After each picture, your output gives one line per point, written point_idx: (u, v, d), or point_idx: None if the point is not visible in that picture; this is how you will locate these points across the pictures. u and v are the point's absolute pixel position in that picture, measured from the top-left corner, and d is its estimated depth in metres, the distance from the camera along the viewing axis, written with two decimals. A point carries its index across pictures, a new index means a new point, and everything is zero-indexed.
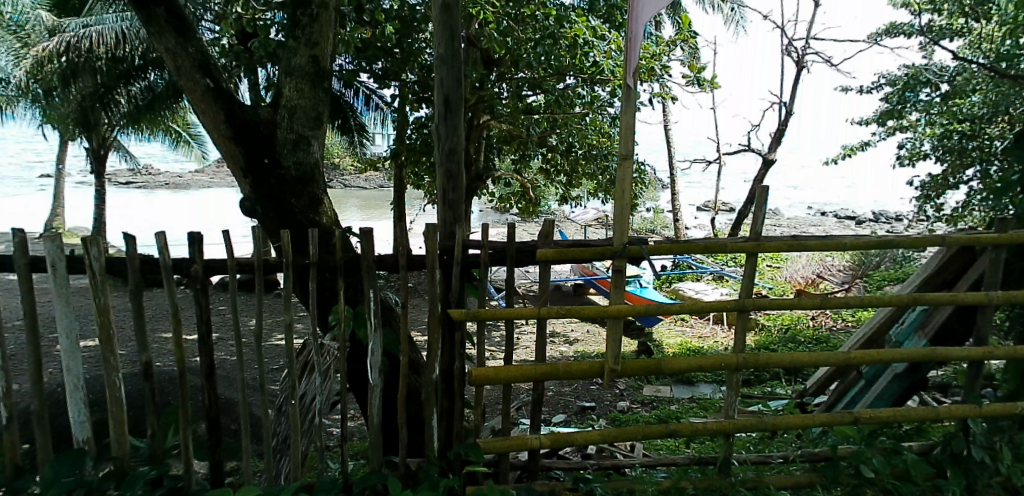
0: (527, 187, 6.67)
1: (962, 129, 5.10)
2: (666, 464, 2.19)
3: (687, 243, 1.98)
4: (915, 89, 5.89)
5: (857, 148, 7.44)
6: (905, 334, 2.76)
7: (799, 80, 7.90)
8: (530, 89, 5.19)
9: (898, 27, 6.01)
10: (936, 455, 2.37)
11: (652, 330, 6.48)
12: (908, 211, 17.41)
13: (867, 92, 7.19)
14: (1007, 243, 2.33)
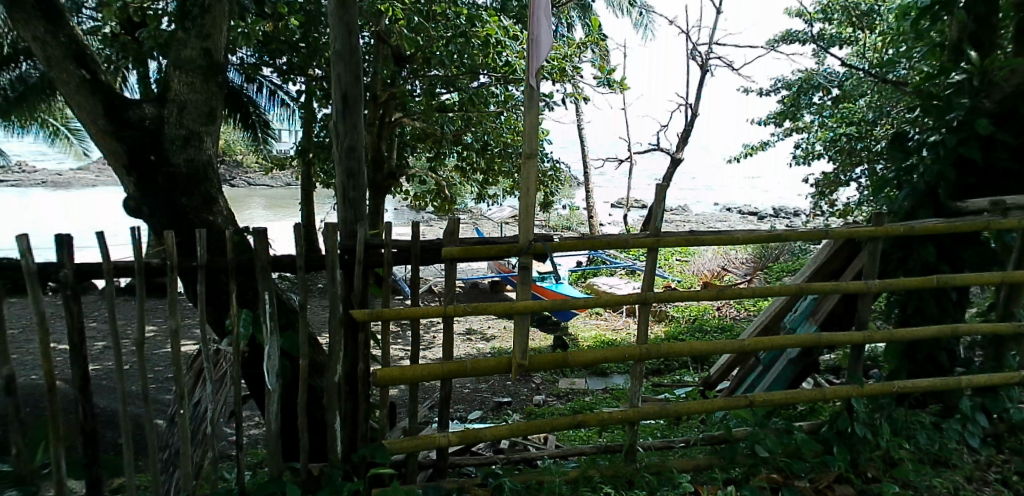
0: (443, 185, 6.63)
1: (849, 131, 5.48)
2: (575, 454, 2.25)
3: (590, 240, 2.07)
4: (808, 93, 6.30)
5: (757, 147, 7.88)
6: (798, 321, 2.95)
7: (704, 83, 8.29)
8: (444, 87, 5.19)
9: (794, 34, 6.39)
10: (823, 433, 2.56)
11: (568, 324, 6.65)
12: (801, 206, 18.70)
13: (766, 95, 7.63)
14: (882, 236, 2.53)
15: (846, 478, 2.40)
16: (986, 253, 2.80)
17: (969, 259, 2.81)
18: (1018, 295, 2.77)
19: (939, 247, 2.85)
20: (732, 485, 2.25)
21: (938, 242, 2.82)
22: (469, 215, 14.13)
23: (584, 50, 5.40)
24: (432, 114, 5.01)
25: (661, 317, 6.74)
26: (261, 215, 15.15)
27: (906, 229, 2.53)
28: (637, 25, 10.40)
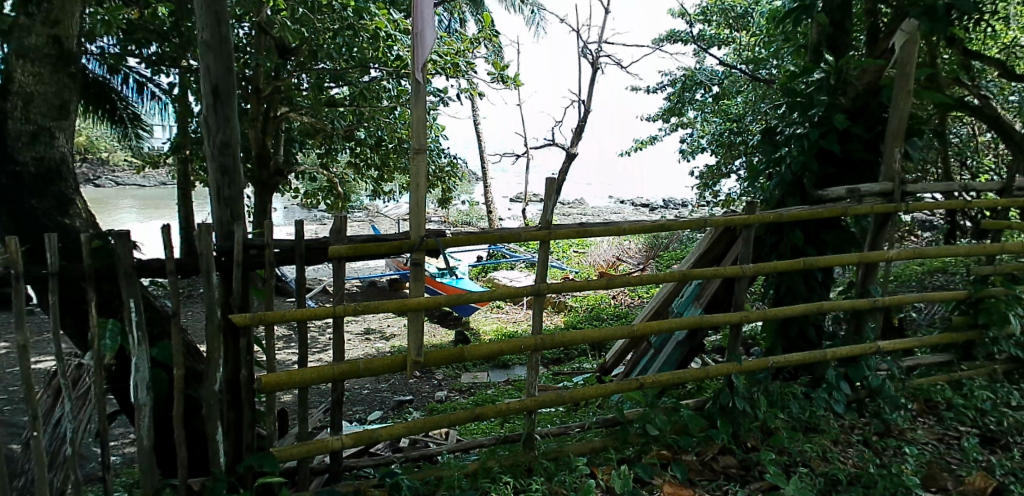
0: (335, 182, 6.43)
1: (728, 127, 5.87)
2: (476, 446, 2.29)
3: (482, 234, 2.09)
4: (691, 90, 6.66)
5: (647, 142, 8.26)
6: (684, 305, 3.13)
7: (594, 80, 8.57)
8: (333, 80, 5.03)
9: (677, 34, 6.74)
10: (707, 408, 2.74)
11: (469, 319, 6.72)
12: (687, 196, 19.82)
13: (653, 92, 8.02)
14: (754, 223, 2.73)
15: (728, 449, 2.60)
16: (846, 236, 3.08)
17: (831, 242, 3.08)
18: (871, 274, 3.06)
19: (806, 231, 3.11)
20: (624, 464, 2.39)
21: (805, 227, 3.08)
22: (366, 212, 13.81)
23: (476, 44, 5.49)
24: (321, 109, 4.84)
25: (560, 307, 6.92)
26: (134, 217, 14.01)
27: (775, 216, 2.74)
28: (529, 22, 10.57)
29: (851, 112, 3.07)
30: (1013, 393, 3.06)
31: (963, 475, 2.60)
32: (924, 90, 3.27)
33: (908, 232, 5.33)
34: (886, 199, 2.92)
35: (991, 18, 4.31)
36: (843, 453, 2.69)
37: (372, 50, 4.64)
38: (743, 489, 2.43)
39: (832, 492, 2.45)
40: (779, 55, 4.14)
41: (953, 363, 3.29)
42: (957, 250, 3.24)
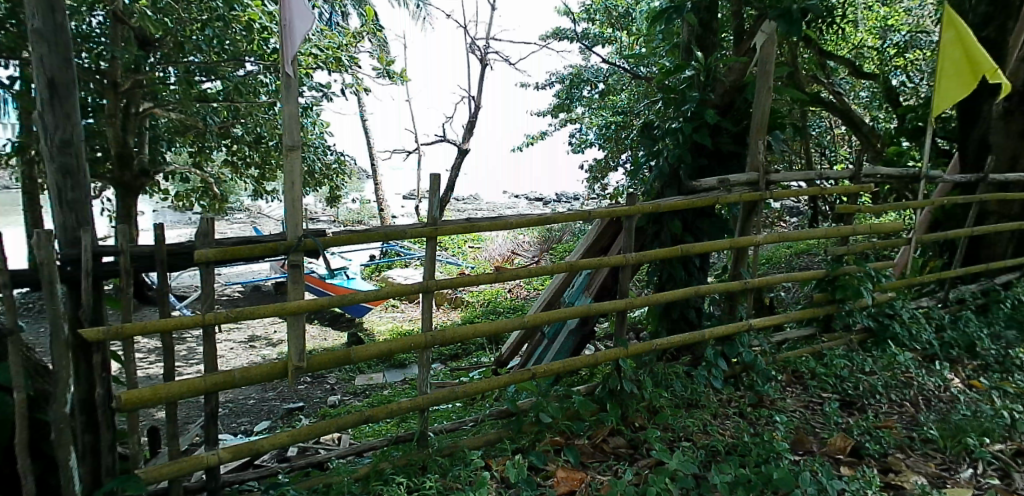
0: (210, 182, 6.09)
1: (611, 122, 6.11)
2: (368, 449, 2.28)
3: (365, 233, 2.07)
4: (579, 87, 6.89)
5: (537, 137, 8.46)
6: (575, 295, 3.23)
7: (484, 76, 8.63)
8: (203, 74, 4.80)
9: (563, 32, 6.93)
10: (598, 393, 2.87)
11: (362, 319, 6.68)
12: (578, 189, 20.41)
13: (542, 89, 8.20)
14: (635, 213, 2.86)
15: (618, 430, 2.75)
16: (719, 224, 3.31)
17: (706, 229, 3.30)
18: (742, 257, 3.29)
19: (684, 221, 3.31)
20: (519, 453, 2.47)
21: (683, 216, 3.28)
22: (248, 213, 13.09)
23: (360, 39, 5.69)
24: (192, 104, 4.56)
25: (457, 303, 6.94)
26: None
27: (654, 207, 2.89)
28: (415, 17, 10.48)
29: (720, 107, 3.27)
30: (865, 360, 3.41)
31: (826, 437, 2.90)
32: (783, 87, 3.55)
33: (776, 218, 5.81)
34: (753, 188, 3.14)
35: (840, 23, 4.75)
36: (722, 425, 2.90)
37: (248, 43, 4.48)
38: (632, 467, 2.57)
39: (712, 462, 2.65)
40: (654, 53, 4.35)
41: (815, 335, 3.60)
42: (815, 233, 3.56)
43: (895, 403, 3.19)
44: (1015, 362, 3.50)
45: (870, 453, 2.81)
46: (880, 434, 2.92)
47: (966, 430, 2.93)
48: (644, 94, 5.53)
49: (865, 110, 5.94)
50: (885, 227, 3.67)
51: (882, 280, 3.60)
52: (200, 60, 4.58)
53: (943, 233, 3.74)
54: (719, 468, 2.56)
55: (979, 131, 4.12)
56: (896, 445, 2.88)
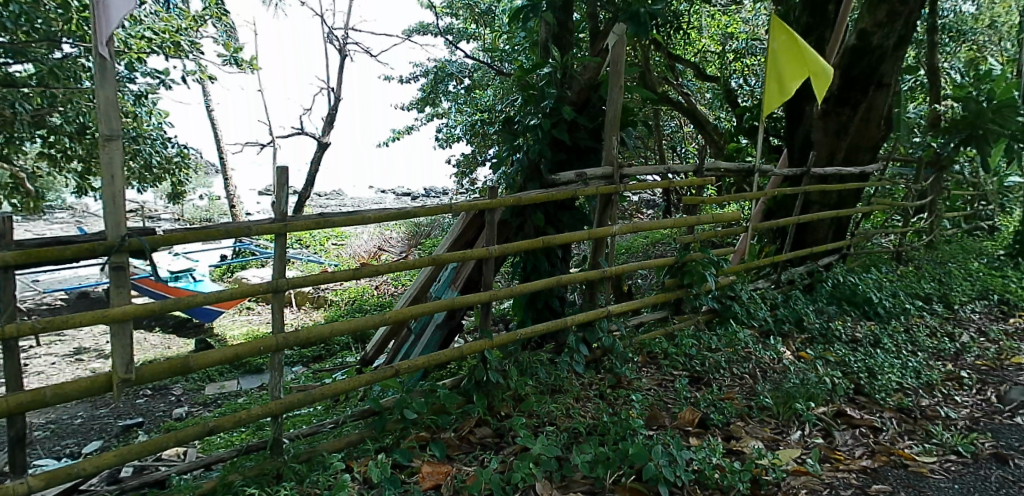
0: (22, 177, 5.38)
1: (474, 117, 6.19)
2: (216, 461, 2.18)
3: (202, 230, 1.96)
4: (444, 82, 7.06)
5: (403, 133, 8.48)
6: (442, 289, 3.24)
7: (343, 69, 8.35)
8: (11, 56, 4.29)
9: (426, 27, 6.91)
10: (463, 385, 2.91)
11: (211, 324, 6.46)
12: (448, 184, 20.33)
13: (409, 82, 8.20)
14: (497, 206, 2.90)
15: (484, 420, 2.81)
16: (579, 215, 3.45)
17: (567, 221, 3.43)
18: (601, 247, 3.45)
19: (546, 213, 3.41)
20: (383, 452, 2.45)
21: (545, 208, 3.38)
22: (71, 211, 11.82)
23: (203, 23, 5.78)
24: None
25: (319, 302, 6.81)
26: None
27: (515, 200, 2.94)
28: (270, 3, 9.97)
29: (577, 104, 3.41)
30: (711, 338, 3.71)
31: (677, 411, 3.13)
32: (634, 86, 3.77)
33: (634, 210, 6.19)
34: (608, 182, 3.30)
35: (685, 29, 5.12)
36: (584, 407, 3.04)
37: (64, 25, 4.33)
38: (497, 455, 2.63)
39: (574, 443, 2.77)
40: (513, 50, 4.43)
41: (668, 317, 3.87)
42: (665, 223, 3.81)
43: (737, 377, 3.52)
44: (834, 333, 3.98)
45: (715, 423, 3.08)
46: (723, 405, 3.21)
47: (794, 396, 3.30)
48: (504, 91, 5.65)
49: (710, 110, 6.46)
50: (725, 217, 4.00)
51: (724, 265, 3.94)
52: (4, 41, 4.21)
53: (775, 222, 4.14)
54: (581, 448, 2.69)
55: (804, 129, 4.62)
56: (737, 414, 3.18)
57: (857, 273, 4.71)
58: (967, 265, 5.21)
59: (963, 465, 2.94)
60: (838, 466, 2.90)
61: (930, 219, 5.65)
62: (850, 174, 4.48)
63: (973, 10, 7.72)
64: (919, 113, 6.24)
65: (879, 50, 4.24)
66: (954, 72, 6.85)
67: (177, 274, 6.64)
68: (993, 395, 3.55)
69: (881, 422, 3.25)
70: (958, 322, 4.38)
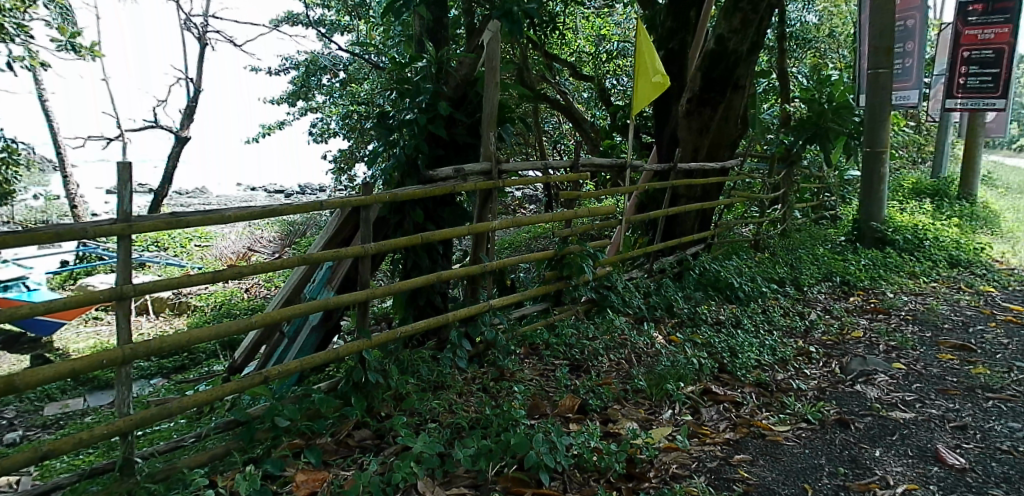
0: None
1: (349, 111, 6.03)
2: (55, 489, 1.99)
3: (27, 234, 1.76)
4: (316, 74, 7.10)
5: (274, 127, 8.27)
6: (316, 290, 3.12)
7: (203, 59, 7.75)
8: None
9: (296, 17, 6.70)
10: (341, 388, 2.83)
11: (53, 338, 5.82)
12: (325, 180, 19.49)
13: (278, 73, 7.92)
14: (372, 203, 2.82)
15: (363, 422, 2.76)
16: (458, 212, 3.45)
17: (446, 217, 3.42)
18: (482, 242, 3.47)
19: (425, 209, 3.38)
20: (252, 463, 2.33)
21: (424, 205, 3.35)
22: None
23: (31, 2, 5.38)
24: None
25: (181, 309, 6.33)
26: None
27: (391, 196, 2.88)
28: None
29: (453, 99, 3.41)
30: (589, 327, 3.86)
31: (557, 399, 3.23)
32: (511, 83, 3.82)
33: (517, 206, 6.30)
34: (487, 177, 3.32)
35: (561, 29, 5.27)
36: (467, 402, 3.06)
37: None
38: (377, 457, 2.59)
39: (457, 438, 2.78)
40: (387, 43, 4.34)
41: (549, 309, 3.97)
42: (544, 218, 3.89)
43: (614, 362, 3.69)
44: (700, 317, 4.28)
45: (593, 408, 3.21)
46: (601, 390, 3.35)
47: (665, 377, 3.51)
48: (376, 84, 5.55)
49: (586, 108, 6.72)
50: (601, 210, 4.16)
51: (600, 256, 4.10)
52: None
53: (646, 214, 4.37)
54: (463, 442, 2.70)
55: (671, 129, 4.90)
56: (614, 398, 3.33)
57: (720, 261, 5.08)
58: (814, 251, 5.78)
59: (812, 431, 3.24)
60: (704, 440, 3.12)
61: (783, 210, 6.20)
62: (712, 169, 4.81)
63: (815, 20, 8.58)
64: (772, 113, 6.83)
65: (734, 54, 4.57)
66: (801, 76, 7.57)
67: (7, 284, 5.94)
68: (835, 366, 3.97)
69: (742, 397, 3.54)
70: (806, 303, 4.85)
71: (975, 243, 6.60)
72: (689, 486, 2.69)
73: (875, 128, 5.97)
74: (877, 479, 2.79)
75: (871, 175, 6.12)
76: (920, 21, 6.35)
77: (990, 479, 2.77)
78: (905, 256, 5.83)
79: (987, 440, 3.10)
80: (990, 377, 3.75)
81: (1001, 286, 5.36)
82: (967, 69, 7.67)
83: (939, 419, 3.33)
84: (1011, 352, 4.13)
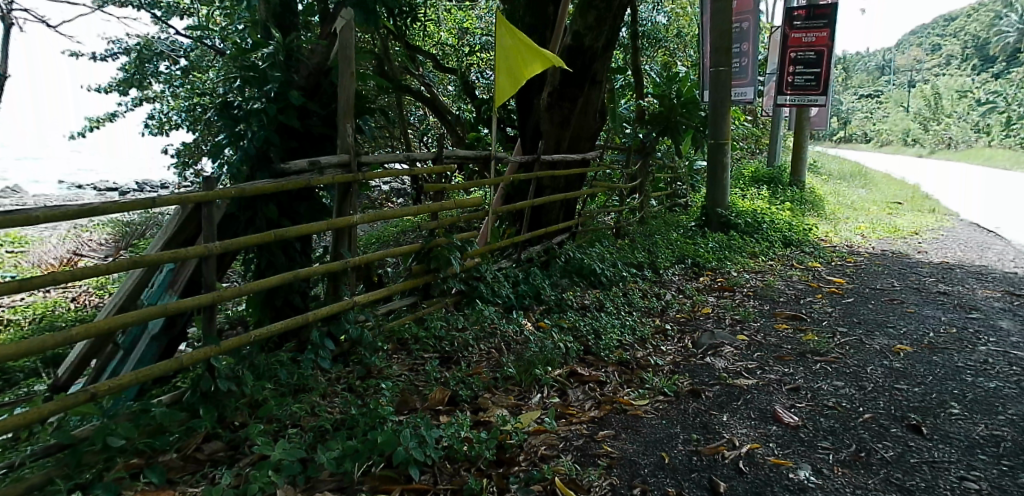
0: None
1: (191, 101, 5.55)
2: None
3: None
4: (151, 61, 6.45)
5: (103, 119, 7.42)
6: (156, 295, 2.88)
7: (7, 39, 6.75)
8: None
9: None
10: (187, 399, 2.64)
11: None
12: (171, 177, 17.86)
13: (105, 58, 7.12)
14: (214, 200, 2.61)
15: (214, 434, 2.59)
16: (316, 206, 3.33)
17: (303, 212, 3.29)
18: (344, 237, 3.37)
19: (279, 205, 3.23)
20: (80, 491, 2.10)
21: (277, 200, 3.20)
22: None
23: None
24: None
25: None
26: None
27: (236, 191, 2.68)
28: None
29: (305, 90, 3.29)
30: (458, 318, 3.88)
31: (427, 393, 3.22)
32: (369, 73, 3.73)
33: (384, 199, 6.14)
34: (345, 170, 3.22)
35: (422, 20, 5.22)
36: (331, 403, 2.96)
37: None
38: (231, 469, 2.43)
39: (320, 441, 2.68)
40: (231, 28, 4.06)
41: (417, 303, 3.93)
42: (409, 211, 3.79)
43: (484, 352, 3.75)
44: (566, 303, 4.44)
45: (463, 399, 3.23)
46: (471, 381, 3.38)
47: (534, 363, 3.61)
48: (217, 70, 5.15)
49: (452, 101, 6.70)
50: (467, 202, 4.17)
51: (467, 248, 4.13)
52: None
53: (512, 205, 4.46)
54: (326, 445, 2.60)
55: (534, 121, 5.02)
56: (484, 387, 3.37)
57: (583, 248, 5.31)
58: (669, 236, 6.21)
59: (668, 402, 3.48)
60: (571, 420, 3.25)
61: (640, 198, 6.60)
62: (574, 160, 5.04)
63: (664, 21, 9.22)
64: (629, 108, 7.23)
65: (591, 50, 4.79)
66: (654, 73, 8.09)
67: None
68: (688, 341, 4.29)
69: (605, 376, 3.72)
70: (662, 285, 5.20)
71: (804, 224, 7.43)
72: (556, 466, 2.78)
73: (718, 121, 6.51)
74: (725, 442, 3.05)
75: (716, 165, 6.67)
76: (752, 25, 7.03)
77: (818, 433, 3.11)
78: (746, 238, 6.43)
79: (816, 398, 3.49)
80: (817, 342, 4.23)
81: (825, 262, 6.07)
82: (794, 69, 8.57)
83: (777, 383, 3.70)
84: (833, 319, 4.69)
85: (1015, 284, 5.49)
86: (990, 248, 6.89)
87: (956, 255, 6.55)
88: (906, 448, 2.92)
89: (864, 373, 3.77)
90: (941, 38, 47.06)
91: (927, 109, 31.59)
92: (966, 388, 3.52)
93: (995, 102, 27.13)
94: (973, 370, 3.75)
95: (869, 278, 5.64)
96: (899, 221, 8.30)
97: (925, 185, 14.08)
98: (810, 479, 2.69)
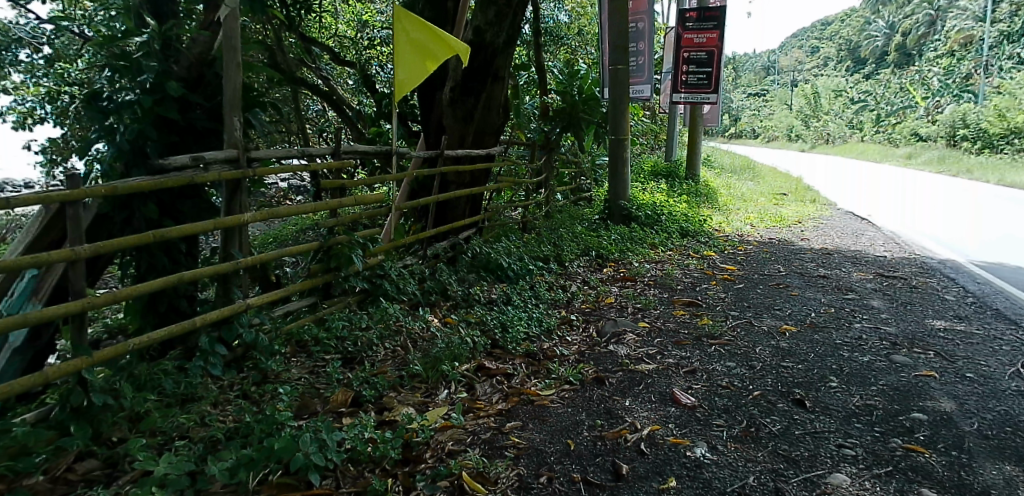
0: None
1: (56, 91, 5.08)
2: None
3: None
4: (10, 48, 5.84)
5: None
6: (16, 304, 2.67)
7: None
8: None
9: None
10: (56, 417, 2.42)
11: None
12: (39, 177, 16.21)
13: None
14: (79, 199, 2.37)
15: (88, 452, 2.40)
16: (202, 204, 3.16)
17: (188, 211, 3.10)
18: (235, 236, 3.20)
19: (159, 203, 3.05)
20: None
21: (157, 198, 3.02)
22: None
23: None
24: None
25: None
26: None
27: (105, 189, 2.44)
28: None
29: (187, 81, 3.12)
30: (362, 317, 3.80)
31: (329, 395, 3.13)
32: (258, 65, 3.57)
33: (282, 197, 5.89)
34: (234, 166, 3.03)
35: (317, 11, 5.05)
36: (223, 412, 2.82)
37: None
38: (108, 489, 2.27)
39: (212, 452, 2.54)
40: (98, 14, 3.76)
41: (317, 303, 3.81)
42: (305, 207, 3.64)
43: (389, 351, 3.69)
44: (474, 298, 4.46)
45: (367, 399, 3.16)
46: (375, 380, 3.32)
47: (441, 359, 3.59)
48: (84, 58, 4.73)
49: (352, 95, 6.53)
50: (369, 198, 4.05)
51: (370, 245, 4.04)
52: None
53: (416, 201, 4.42)
54: (218, 456, 2.47)
55: (437, 116, 5.01)
56: (389, 386, 3.32)
57: (490, 243, 5.35)
58: (573, 229, 6.38)
59: (573, 390, 3.57)
60: (479, 414, 3.27)
61: (546, 193, 6.74)
62: (479, 155, 5.04)
63: (566, 19, 9.45)
64: (533, 105, 7.33)
65: (491, 46, 4.87)
66: (556, 70, 8.26)
67: None
68: (593, 330, 4.43)
69: (513, 368, 3.77)
70: (568, 277, 5.34)
71: (699, 216, 7.85)
72: (464, 460, 2.78)
73: (618, 117, 6.74)
74: (628, 425, 3.16)
75: (617, 160, 6.91)
76: (647, 26, 7.34)
77: (713, 411, 3.30)
78: (646, 230, 6.72)
79: (711, 379, 3.69)
80: (711, 326, 4.49)
81: (718, 250, 6.44)
82: (688, 68, 9.01)
83: (675, 367, 3.88)
84: (726, 304, 4.99)
85: (883, 266, 6.06)
86: (863, 235, 7.56)
87: (834, 241, 7.14)
88: (791, 421, 3.15)
89: (754, 353, 4.04)
90: (821, 42, 51.04)
91: (809, 108, 34.23)
92: (844, 362, 3.85)
93: (866, 101, 29.79)
94: (850, 346, 4.10)
95: (758, 264, 6.04)
96: (785, 211, 8.94)
97: (807, 177, 15.21)
98: (705, 456, 2.85)
